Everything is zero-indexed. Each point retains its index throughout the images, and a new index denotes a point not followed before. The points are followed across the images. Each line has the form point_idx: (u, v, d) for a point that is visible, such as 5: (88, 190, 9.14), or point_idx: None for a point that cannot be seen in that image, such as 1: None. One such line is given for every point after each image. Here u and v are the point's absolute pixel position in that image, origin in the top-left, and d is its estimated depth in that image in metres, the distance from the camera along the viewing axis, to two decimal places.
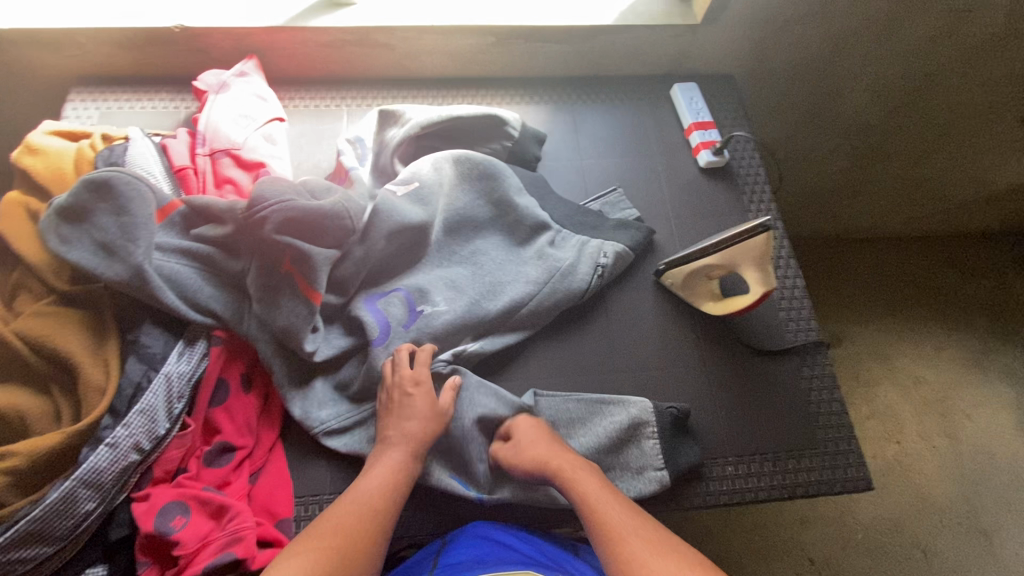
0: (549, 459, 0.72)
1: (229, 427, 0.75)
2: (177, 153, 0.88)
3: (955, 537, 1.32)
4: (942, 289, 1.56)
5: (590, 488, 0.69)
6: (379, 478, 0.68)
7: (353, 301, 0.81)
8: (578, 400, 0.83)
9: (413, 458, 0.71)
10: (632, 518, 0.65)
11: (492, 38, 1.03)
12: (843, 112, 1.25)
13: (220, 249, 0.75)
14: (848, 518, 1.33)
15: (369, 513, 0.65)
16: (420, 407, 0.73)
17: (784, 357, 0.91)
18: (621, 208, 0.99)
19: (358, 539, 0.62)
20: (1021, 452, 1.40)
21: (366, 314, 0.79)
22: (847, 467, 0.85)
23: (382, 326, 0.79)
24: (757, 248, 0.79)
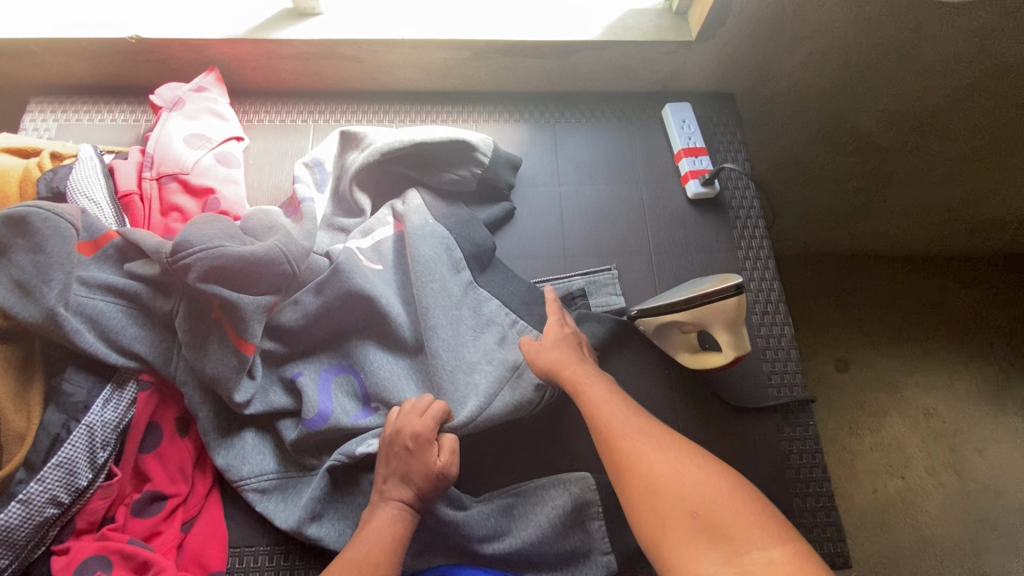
0: (561, 366, 0.71)
1: (160, 475, 0.72)
2: (124, 175, 0.84)
3: None
4: (962, 317, 1.45)
5: (591, 391, 0.67)
6: (376, 534, 0.64)
7: (314, 360, 0.79)
8: (516, 493, 0.78)
9: (411, 511, 0.68)
10: (630, 416, 0.63)
11: (468, 52, 0.95)
12: (855, 131, 1.15)
13: (150, 288, 0.71)
14: None
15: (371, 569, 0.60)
16: (416, 467, 0.68)
17: (765, 415, 0.84)
18: (606, 292, 0.90)
19: None
20: None
21: (315, 392, 0.76)
22: (823, 540, 0.79)
23: (332, 405, 0.75)
24: (732, 311, 0.70)
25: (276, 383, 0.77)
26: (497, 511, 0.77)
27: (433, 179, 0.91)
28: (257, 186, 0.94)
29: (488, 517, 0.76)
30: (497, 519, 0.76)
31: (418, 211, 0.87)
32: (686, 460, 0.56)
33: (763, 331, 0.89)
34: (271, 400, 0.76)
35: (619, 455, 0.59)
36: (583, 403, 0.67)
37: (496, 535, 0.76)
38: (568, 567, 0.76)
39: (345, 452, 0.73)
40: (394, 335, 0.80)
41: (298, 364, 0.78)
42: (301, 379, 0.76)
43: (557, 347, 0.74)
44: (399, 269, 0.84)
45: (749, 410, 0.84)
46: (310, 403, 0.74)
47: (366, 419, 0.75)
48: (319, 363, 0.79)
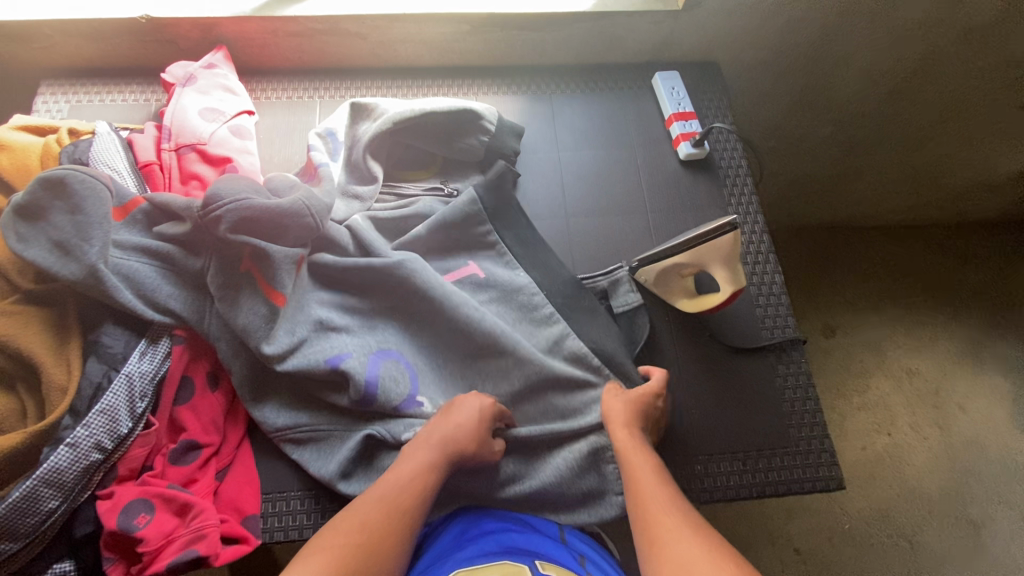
0: (614, 424, 0.76)
1: (195, 426, 0.75)
2: (142, 147, 0.87)
3: (943, 528, 1.32)
4: (940, 278, 1.54)
5: (636, 465, 0.71)
6: (409, 473, 0.67)
7: (358, 335, 0.81)
8: (541, 436, 0.80)
9: (445, 463, 0.69)
10: (676, 500, 0.65)
11: (467, 27, 1.00)
12: (837, 98, 1.21)
13: (180, 248, 0.75)
14: (836, 510, 1.33)
15: (399, 513, 0.63)
16: (466, 430, 0.72)
17: (760, 355, 0.90)
18: (626, 292, 0.89)
19: (378, 542, 0.59)
20: (1013, 443, 1.39)
21: (361, 370, 0.76)
22: (818, 466, 0.84)
23: (378, 386, 0.76)
24: (726, 248, 0.77)
25: (318, 357, 0.75)
26: (519, 455, 0.81)
27: (443, 147, 0.96)
28: (269, 158, 0.98)
29: (504, 464, 0.80)
30: (515, 465, 0.80)
31: (503, 261, 0.90)
32: (725, 556, 0.56)
33: (755, 279, 0.95)
34: (313, 371, 0.74)
35: (656, 532, 0.61)
36: (631, 475, 0.70)
37: (513, 481, 0.79)
38: (584, 506, 0.80)
39: (392, 433, 0.75)
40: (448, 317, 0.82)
41: (340, 345, 0.78)
42: (346, 361, 0.75)
43: (625, 401, 0.78)
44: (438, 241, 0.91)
45: (745, 351, 0.90)
46: (358, 382, 0.75)
47: (416, 408, 0.77)
48: (369, 345, 0.80)
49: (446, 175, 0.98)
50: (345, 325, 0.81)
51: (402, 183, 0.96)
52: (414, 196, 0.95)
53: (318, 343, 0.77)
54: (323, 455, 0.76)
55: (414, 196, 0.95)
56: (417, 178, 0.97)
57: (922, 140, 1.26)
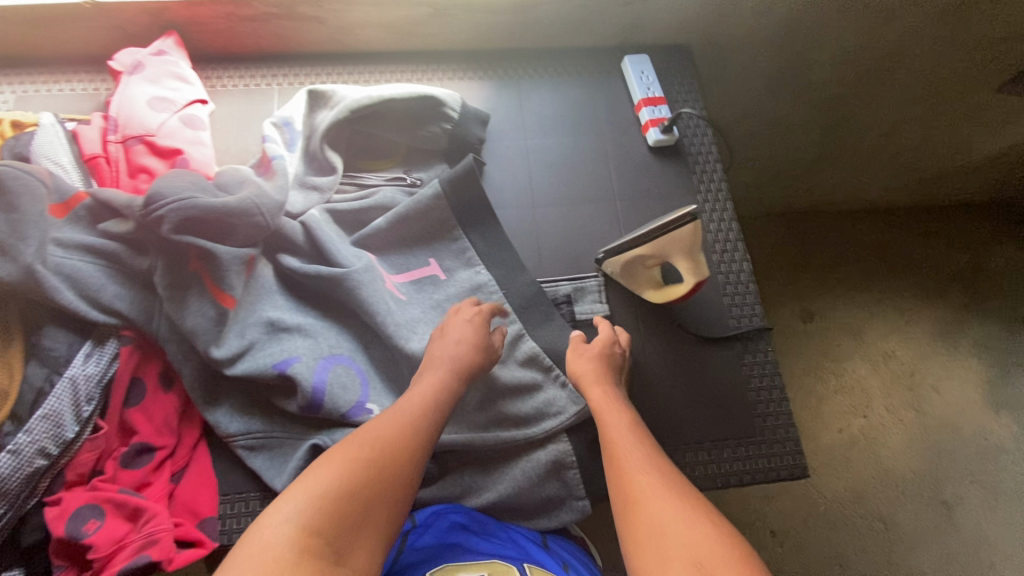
0: (591, 382, 0.79)
1: (146, 428, 0.74)
2: (87, 140, 0.83)
3: (917, 509, 1.34)
4: (916, 261, 1.54)
5: (612, 425, 0.73)
6: (421, 394, 0.70)
7: (316, 341, 0.79)
8: (497, 449, 0.81)
9: (453, 374, 0.74)
10: (650, 458, 0.68)
11: (429, 9, 0.97)
12: (810, 86, 1.19)
13: (127, 246, 0.73)
14: (813, 492, 1.35)
15: (411, 425, 0.66)
16: (467, 335, 0.78)
17: (727, 344, 0.89)
18: (590, 301, 0.90)
19: (389, 457, 0.61)
20: (985, 423, 1.41)
21: (309, 376, 0.75)
22: (783, 454, 0.84)
23: (326, 394, 0.75)
24: (687, 238, 0.75)
25: (267, 361, 0.75)
26: (477, 467, 0.81)
27: (406, 135, 0.93)
28: (225, 149, 0.95)
29: (459, 477, 0.81)
30: (472, 477, 0.81)
31: (463, 258, 0.90)
32: (699, 513, 0.58)
33: (723, 267, 0.94)
34: (261, 376, 0.74)
35: (632, 490, 0.63)
36: (606, 432, 0.72)
37: (471, 492, 0.80)
38: (544, 512, 0.82)
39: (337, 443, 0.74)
40: (405, 318, 0.82)
41: (290, 348, 0.77)
42: (293, 366, 0.74)
43: (591, 359, 0.81)
44: (399, 235, 0.89)
45: (711, 341, 0.89)
46: (305, 389, 0.74)
47: (364, 415, 0.75)
48: (320, 348, 0.79)
49: (410, 165, 0.95)
50: (297, 324, 0.79)
51: (363, 173, 0.93)
52: (376, 185, 0.93)
53: (269, 346, 0.76)
54: (279, 462, 0.76)
55: (375, 186, 0.92)
56: (379, 167, 0.94)
57: (892, 128, 1.26)
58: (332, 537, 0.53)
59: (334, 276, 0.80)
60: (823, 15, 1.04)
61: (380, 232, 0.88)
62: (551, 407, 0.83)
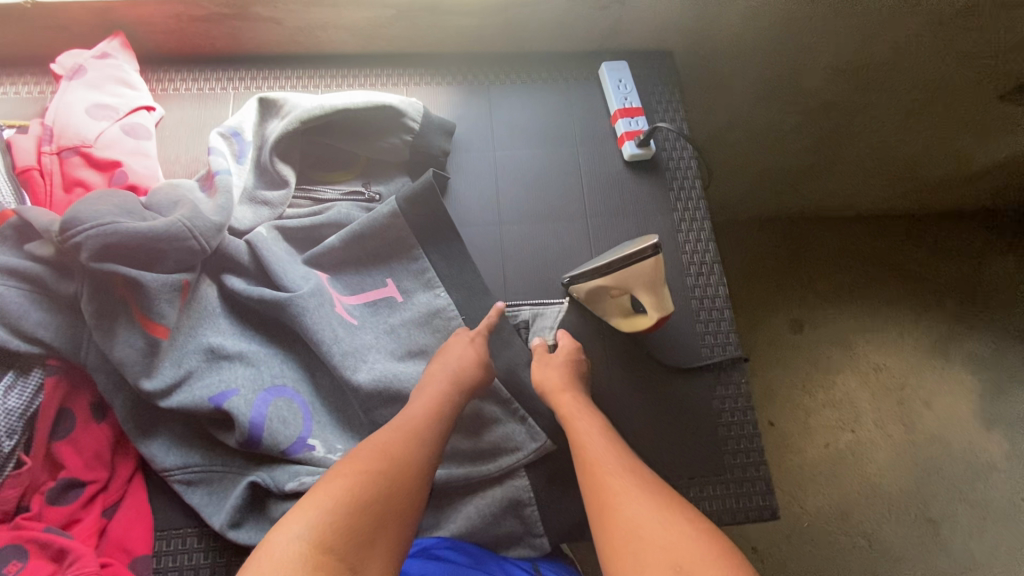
0: (559, 390, 0.75)
1: (76, 462, 0.70)
2: (21, 150, 0.78)
3: (903, 526, 1.22)
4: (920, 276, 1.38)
5: (581, 429, 0.69)
6: (423, 406, 0.68)
7: (258, 372, 0.75)
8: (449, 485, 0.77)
9: (458, 391, 0.71)
10: (621, 458, 0.63)
11: (392, 11, 0.91)
12: (798, 90, 1.09)
13: (53, 269, 0.68)
14: (796, 507, 1.23)
15: (414, 436, 0.63)
16: (469, 351, 0.75)
17: (698, 376, 0.85)
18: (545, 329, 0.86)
19: (398, 469, 0.58)
20: (982, 443, 1.27)
21: (246, 412, 0.70)
22: (751, 495, 0.80)
23: (264, 429, 0.71)
24: (649, 272, 0.70)
25: (203, 394, 0.71)
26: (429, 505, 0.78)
27: (364, 147, 0.88)
28: (175, 159, 0.90)
29: None
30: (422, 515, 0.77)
31: (423, 279, 0.84)
32: (677, 513, 0.54)
33: (698, 292, 0.89)
34: (197, 410, 0.70)
35: (604, 494, 0.59)
36: (577, 436, 0.68)
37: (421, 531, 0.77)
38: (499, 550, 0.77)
39: (276, 483, 0.71)
40: (354, 343, 0.78)
41: (228, 380, 0.72)
42: (230, 400, 0.71)
43: (559, 368, 0.77)
44: (353, 254, 0.84)
45: (681, 371, 0.84)
46: (241, 425, 0.70)
47: (306, 453, 0.73)
48: (261, 378, 0.74)
49: (370, 177, 0.90)
50: (238, 352, 0.75)
51: (318, 187, 0.88)
52: (331, 201, 0.88)
53: (208, 375, 0.72)
54: (217, 500, 0.72)
55: (331, 200, 0.87)
56: (337, 180, 0.89)
57: (887, 139, 1.15)
58: (344, 551, 0.50)
59: (277, 301, 0.75)
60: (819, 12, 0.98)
61: (331, 251, 0.83)
62: (508, 441, 0.79)
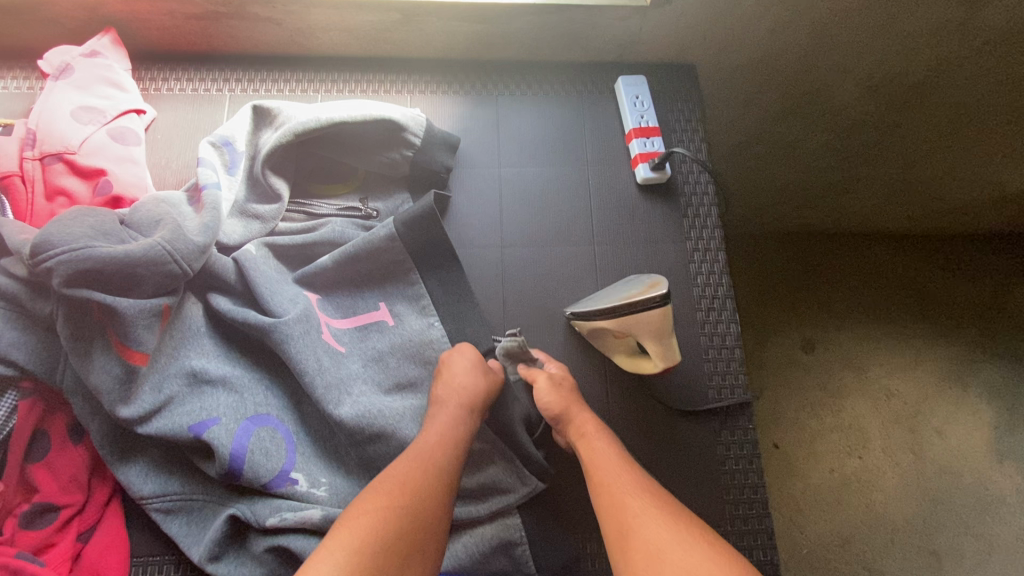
0: (567, 413, 0.71)
1: (50, 486, 0.68)
2: (1, 153, 0.75)
3: (905, 558, 1.13)
4: (939, 297, 1.30)
5: (594, 448, 0.66)
6: (437, 433, 0.64)
7: (244, 401, 0.71)
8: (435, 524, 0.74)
9: (466, 409, 0.68)
10: (637, 478, 0.61)
11: (397, 15, 0.85)
12: (824, 103, 1.00)
13: (27, 287, 0.65)
14: (795, 532, 1.15)
15: (429, 465, 0.60)
16: (472, 377, 0.70)
17: (703, 419, 0.80)
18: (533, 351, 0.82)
19: (417, 504, 0.55)
20: (992, 477, 1.19)
21: (229, 443, 0.67)
22: (752, 549, 0.76)
23: (246, 462, 0.68)
24: (656, 322, 0.68)
25: (184, 421, 0.67)
26: None
27: (363, 161, 0.84)
28: (165, 164, 0.86)
29: None
30: None
31: (417, 305, 0.80)
32: (693, 532, 0.52)
33: (708, 328, 0.84)
34: (176, 438, 0.67)
35: (622, 517, 0.56)
36: (587, 453, 0.66)
37: None
38: None
39: (257, 517, 0.68)
40: (337, 373, 0.74)
41: (210, 407, 0.69)
42: (210, 430, 0.67)
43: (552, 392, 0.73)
44: (343, 275, 0.80)
45: (685, 415, 0.80)
46: (221, 457, 0.66)
47: (288, 487, 0.70)
48: (244, 408, 0.71)
49: (367, 192, 0.86)
50: (222, 376, 0.71)
51: (313, 200, 0.84)
52: (326, 215, 0.83)
53: (189, 402, 0.69)
54: (196, 530, 0.69)
55: (325, 216, 0.83)
56: (332, 194, 0.85)
57: (919, 157, 1.04)
58: None
59: (264, 328, 0.72)
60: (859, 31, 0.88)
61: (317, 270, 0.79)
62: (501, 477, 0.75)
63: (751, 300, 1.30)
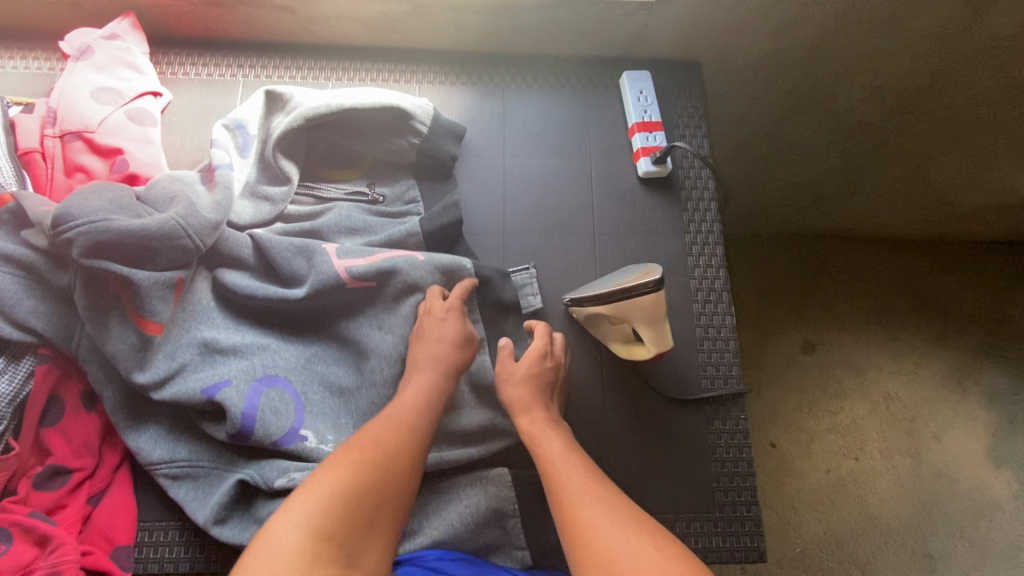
0: (523, 408, 0.73)
1: (63, 450, 0.71)
2: (23, 131, 0.78)
3: (898, 558, 1.14)
4: (939, 300, 1.31)
5: (547, 453, 0.67)
6: (413, 396, 0.68)
7: (254, 366, 0.74)
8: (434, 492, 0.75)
9: (443, 376, 0.71)
10: (589, 484, 0.62)
11: (408, 6, 0.88)
12: (829, 104, 1.01)
13: (48, 259, 0.68)
14: (789, 530, 1.16)
15: (403, 424, 0.64)
16: (449, 331, 0.74)
17: (697, 408, 0.82)
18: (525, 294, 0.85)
19: (390, 465, 0.59)
20: (987, 481, 1.19)
21: (240, 404, 0.70)
22: (741, 536, 0.78)
23: (257, 421, 0.70)
24: (649, 306, 0.70)
25: (197, 385, 0.70)
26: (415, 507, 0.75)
27: (372, 147, 0.86)
28: (179, 146, 0.88)
29: None
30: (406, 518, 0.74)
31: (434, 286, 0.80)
32: (648, 540, 0.54)
33: (704, 319, 0.86)
34: (189, 402, 0.70)
35: (575, 527, 0.58)
36: (541, 459, 0.67)
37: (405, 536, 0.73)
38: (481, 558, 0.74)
39: (265, 480, 0.70)
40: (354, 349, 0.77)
41: (222, 371, 0.71)
42: (222, 392, 0.70)
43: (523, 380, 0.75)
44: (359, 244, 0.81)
45: (679, 403, 0.82)
46: (233, 416, 0.69)
47: (298, 443, 0.72)
48: (254, 369, 0.73)
49: (375, 178, 0.88)
50: (232, 346, 0.73)
51: (322, 184, 0.86)
52: (334, 199, 0.86)
53: (202, 369, 0.71)
54: (203, 493, 0.72)
55: (333, 200, 0.85)
56: (341, 178, 0.87)
57: (923, 161, 1.05)
58: (343, 541, 0.52)
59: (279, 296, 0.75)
60: (862, 33, 0.89)
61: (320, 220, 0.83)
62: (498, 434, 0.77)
63: (752, 297, 1.31)
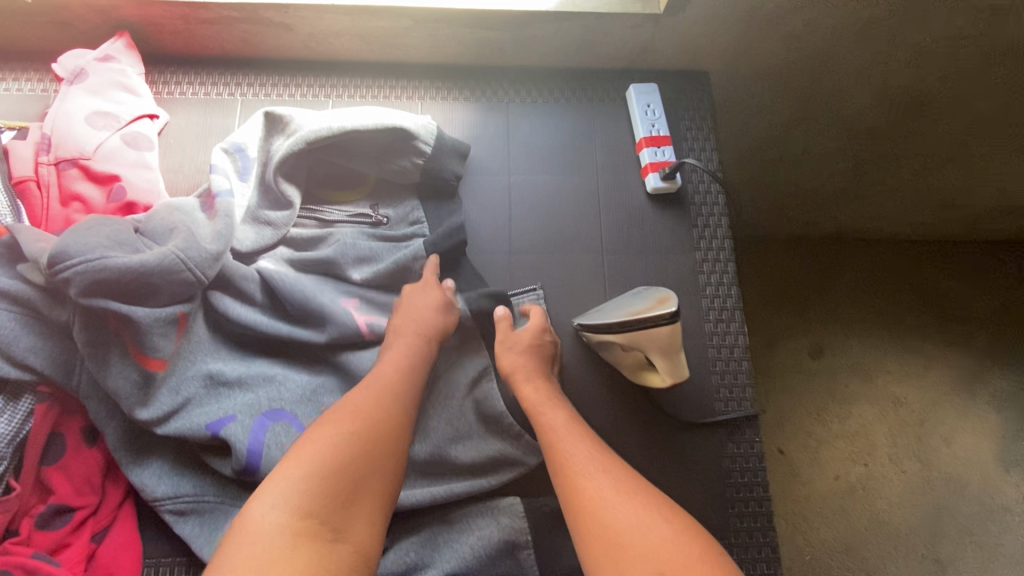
0: (522, 375, 0.72)
1: (66, 488, 0.69)
2: (17, 159, 0.76)
3: (909, 565, 1.13)
4: (949, 305, 1.29)
5: (549, 426, 0.65)
6: (393, 364, 0.67)
7: (258, 399, 0.72)
8: (445, 522, 0.74)
9: (427, 341, 0.71)
10: (592, 455, 0.60)
11: (408, 21, 0.85)
12: (839, 114, 0.98)
13: (45, 294, 0.66)
14: (799, 537, 1.14)
15: (389, 399, 0.62)
16: (430, 301, 0.74)
17: (710, 431, 0.81)
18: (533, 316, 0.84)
19: (374, 438, 0.57)
20: (999, 487, 1.18)
21: (245, 438, 0.68)
22: (757, 561, 0.77)
23: (262, 457, 0.68)
24: (664, 338, 0.68)
25: (200, 421, 0.68)
26: (426, 539, 0.73)
27: (374, 167, 0.84)
28: (177, 168, 0.86)
29: (408, 546, 0.72)
30: (417, 551, 0.72)
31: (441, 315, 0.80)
32: (654, 513, 0.53)
33: (716, 339, 0.84)
34: (193, 437, 0.68)
35: (580, 497, 0.56)
36: (544, 430, 0.65)
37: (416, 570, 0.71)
38: None
39: None
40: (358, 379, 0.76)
41: (227, 406, 0.70)
42: (227, 427, 0.68)
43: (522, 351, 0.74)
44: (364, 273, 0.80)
45: (692, 426, 0.80)
46: (238, 452, 0.67)
47: None
48: (258, 404, 0.71)
49: (378, 199, 0.86)
50: (237, 378, 0.72)
51: (325, 207, 0.84)
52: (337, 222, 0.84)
53: (207, 403, 0.70)
54: (210, 529, 0.70)
55: (336, 223, 0.83)
56: (343, 200, 0.85)
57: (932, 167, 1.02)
58: (327, 515, 0.50)
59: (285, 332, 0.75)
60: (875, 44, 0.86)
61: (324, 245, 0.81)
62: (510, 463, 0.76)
63: (760, 305, 1.29)
